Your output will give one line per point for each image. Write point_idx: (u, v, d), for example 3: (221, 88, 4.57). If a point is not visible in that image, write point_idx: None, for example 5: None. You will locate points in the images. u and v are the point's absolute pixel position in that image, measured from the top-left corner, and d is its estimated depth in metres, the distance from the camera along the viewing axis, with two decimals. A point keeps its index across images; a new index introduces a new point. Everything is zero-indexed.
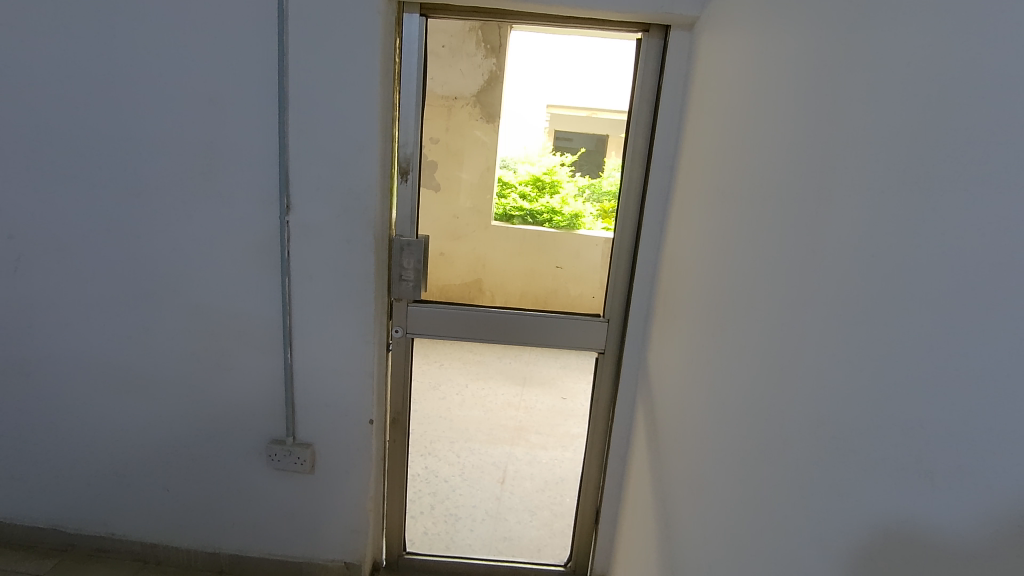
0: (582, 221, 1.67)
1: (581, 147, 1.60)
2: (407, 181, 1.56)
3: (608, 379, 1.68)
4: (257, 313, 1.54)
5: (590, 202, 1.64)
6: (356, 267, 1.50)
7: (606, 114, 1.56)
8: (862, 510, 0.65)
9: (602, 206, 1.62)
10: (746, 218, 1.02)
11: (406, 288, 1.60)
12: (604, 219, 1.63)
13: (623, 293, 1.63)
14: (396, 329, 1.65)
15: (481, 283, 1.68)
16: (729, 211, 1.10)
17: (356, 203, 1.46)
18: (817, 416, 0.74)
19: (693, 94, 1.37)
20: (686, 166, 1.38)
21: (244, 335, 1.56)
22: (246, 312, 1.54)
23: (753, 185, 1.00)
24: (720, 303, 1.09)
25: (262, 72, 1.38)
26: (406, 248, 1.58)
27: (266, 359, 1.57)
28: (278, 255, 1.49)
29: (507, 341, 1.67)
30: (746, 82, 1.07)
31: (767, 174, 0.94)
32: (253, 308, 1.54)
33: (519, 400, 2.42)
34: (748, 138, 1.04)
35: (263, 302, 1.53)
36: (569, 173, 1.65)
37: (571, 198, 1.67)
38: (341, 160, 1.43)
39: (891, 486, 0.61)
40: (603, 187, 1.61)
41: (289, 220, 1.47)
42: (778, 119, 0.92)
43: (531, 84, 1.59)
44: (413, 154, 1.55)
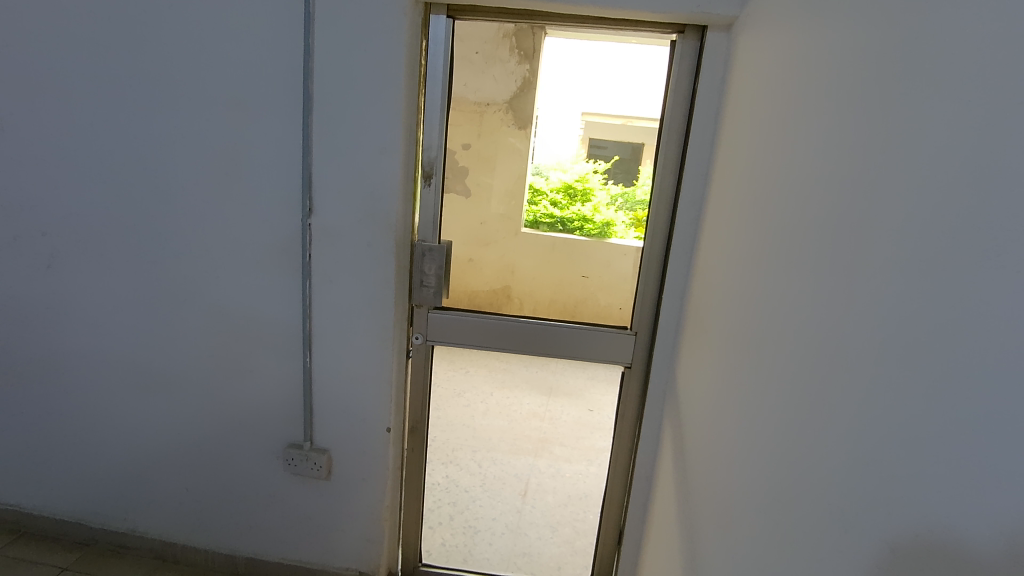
0: (615, 230, 1.61)
1: (614, 155, 1.55)
2: (431, 186, 1.52)
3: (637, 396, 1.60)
4: (279, 316, 1.53)
5: (623, 210, 1.58)
6: (377, 272, 1.47)
7: (642, 122, 1.51)
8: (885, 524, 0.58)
9: (635, 214, 1.55)
10: (781, 227, 0.94)
11: (427, 294, 1.55)
12: (637, 228, 1.55)
13: (652, 306, 1.55)
14: (417, 335, 1.60)
15: (509, 290, 1.66)
16: (764, 221, 1.02)
17: (377, 206, 1.43)
18: (846, 438, 0.67)
19: (730, 97, 1.30)
20: (721, 172, 1.31)
21: (266, 336, 1.55)
22: (269, 315, 1.53)
23: (790, 191, 0.92)
24: (753, 318, 1.01)
25: (286, 74, 1.38)
26: (428, 254, 1.53)
27: (286, 362, 1.56)
28: (300, 258, 1.48)
29: (530, 352, 1.60)
30: (784, 82, 1.00)
31: (805, 178, 0.86)
32: (275, 311, 1.53)
33: (544, 410, 2.66)
34: (786, 142, 0.96)
35: (284, 304, 1.52)
36: (603, 181, 1.59)
37: (604, 206, 1.62)
38: (363, 162, 1.41)
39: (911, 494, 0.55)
40: (636, 196, 1.54)
41: (311, 223, 1.46)
42: (817, 119, 0.85)
43: (565, 89, 1.54)
44: (437, 158, 1.51)
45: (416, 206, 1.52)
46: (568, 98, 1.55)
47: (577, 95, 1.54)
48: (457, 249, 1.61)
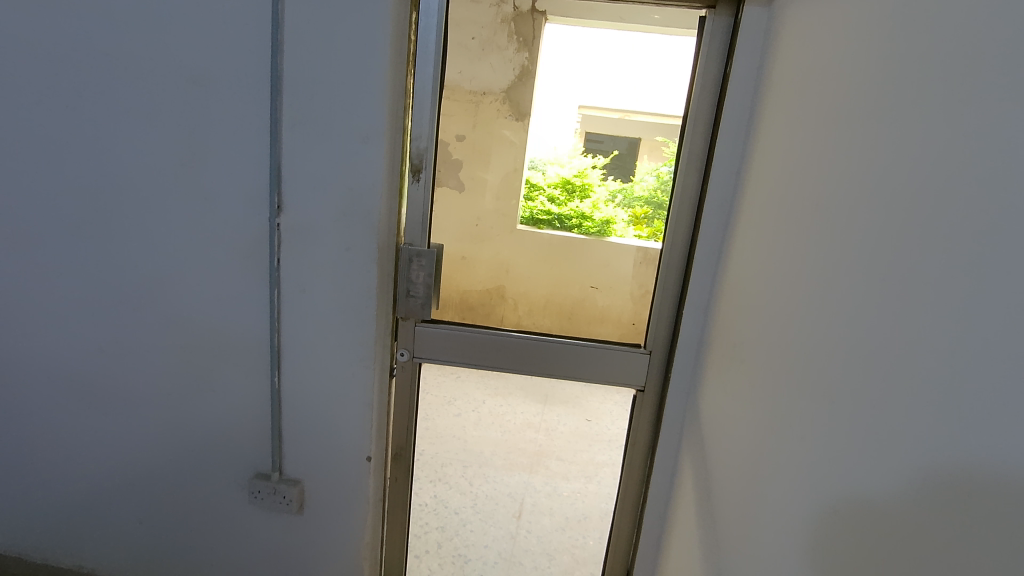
0: (612, 226, 1.81)
1: (612, 149, 1.85)
2: (420, 183, 1.31)
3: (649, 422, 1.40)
4: (242, 329, 1.33)
5: (623, 208, 1.74)
6: (356, 280, 1.27)
7: (640, 116, 1.62)
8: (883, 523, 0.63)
9: (633, 211, 1.68)
10: (846, 242, 0.76)
11: (415, 305, 1.35)
12: (634, 225, 1.65)
13: (669, 323, 1.36)
14: (401, 351, 1.41)
15: (503, 289, 1.73)
16: (819, 231, 0.83)
17: (358, 204, 1.23)
18: (985, 529, 0.51)
19: (771, 84, 1.10)
20: (757, 171, 1.12)
21: (228, 354, 1.35)
22: (231, 327, 1.33)
23: (862, 197, 0.74)
24: (809, 347, 0.82)
25: (251, 48, 1.18)
26: (415, 259, 1.33)
27: (252, 382, 1.36)
28: (267, 264, 1.28)
29: (530, 370, 1.41)
30: (844, 62, 0.82)
31: (887, 179, 0.68)
32: (238, 323, 1.33)
33: (540, 418, 2.62)
34: (851, 136, 0.78)
35: (249, 317, 1.32)
36: (601, 177, 1.85)
37: (602, 202, 1.88)
38: (341, 154, 1.21)
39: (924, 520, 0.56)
40: (636, 192, 1.66)
41: (280, 222, 1.25)
42: (905, 102, 0.66)
43: (565, 86, 1.82)
44: (428, 152, 1.30)
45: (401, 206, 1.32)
46: (566, 93, 1.83)
47: (574, 89, 1.82)
48: (455, 246, 1.68)
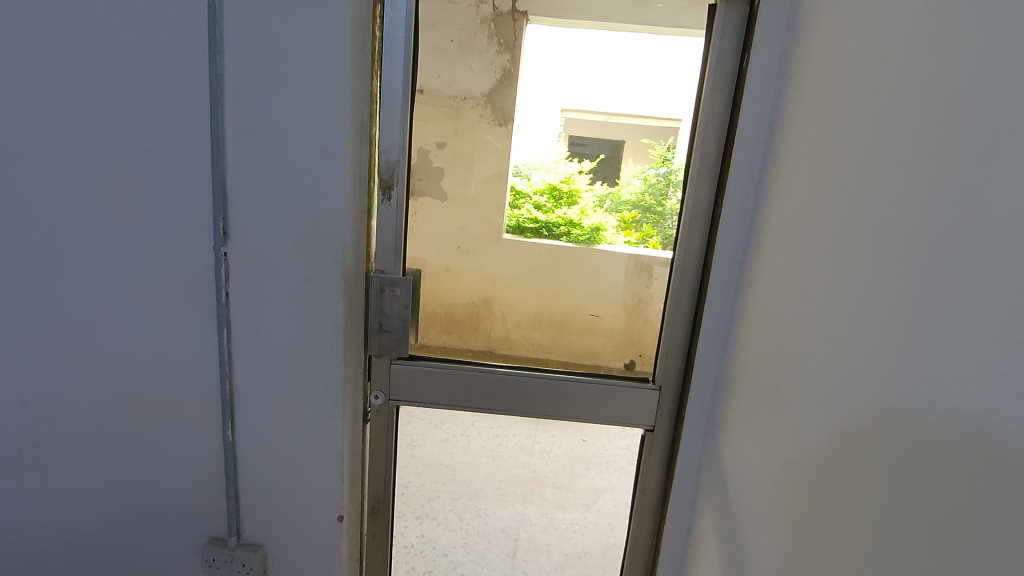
0: (603, 235, 1.36)
1: (598, 154, 1.32)
2: (390, 203, 1.13)
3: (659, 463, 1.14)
4: (187, 375, 1.14)
5: (612, 211, 1.35)
6: (319, 315, 1.09)
7: (624, 119, 1.29)
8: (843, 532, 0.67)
9: (623, 216, 1.33)
10: (903, 275, 0.64)
11: (389, 343, 1.17)
12: (626, 231, 1.31)
13: (681, 355, 1.19)
14: (376, 394, 1.23)
15: (491, 303, 1.34)
16: (868, 253, 0.71)
17: (319, 228, 1.05)
18: None
19: (796, 80, 0.95)
20: (781, 183, 0.97)
21: (172, 406, 1.15)
22: (173, 373, 1.14)
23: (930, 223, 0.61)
24: (859, 392, 0.70)
25: (187, 49, 1.00)
26: (388, 290, 1.15)
27: (201, 438, 1.17)
28: (212, 302, 1.09)
29: (523, 412, 1.24)
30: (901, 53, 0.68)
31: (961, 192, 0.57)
32: (181, 368, 1.14)
33: (533, 443, 2.19)
34: (904, 145, 0.66)
35: (195, 363, 1.13)
36: (589, 182, 1.34)
37: (591, 208, 1.37)
38: (296, 172, 1.03)
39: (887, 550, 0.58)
40: (623, 195, 1.32)
41: (227, 252, 1.07)
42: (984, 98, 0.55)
43: (547, 77, 1.32)
44: (399, 168, 1.12)
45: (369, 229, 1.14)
46: (546, 93, 1.32)
47: (557, 87, 1.32)
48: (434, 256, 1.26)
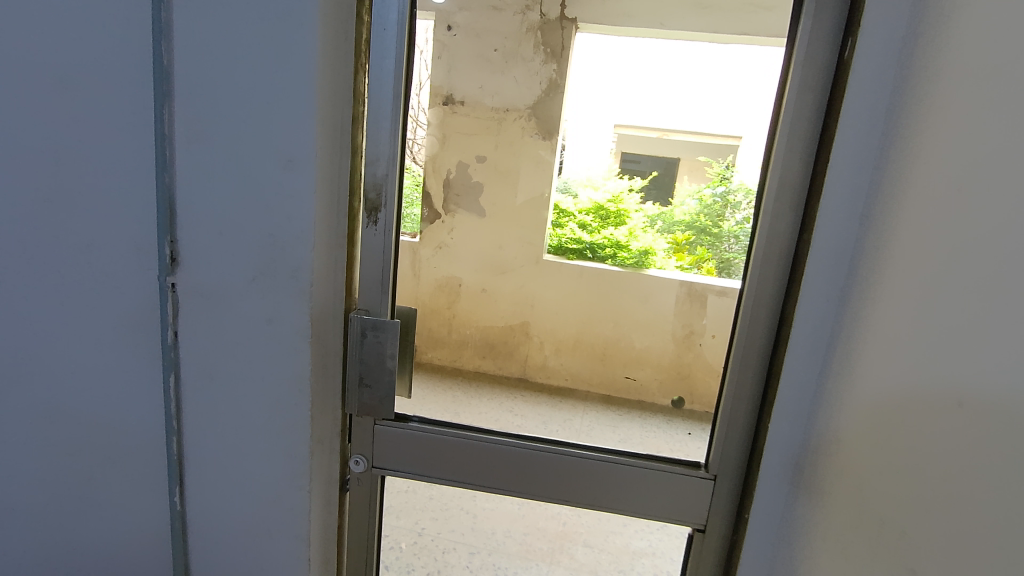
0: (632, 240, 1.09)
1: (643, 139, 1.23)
2: (377, 228, 0.92)
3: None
4: (131, 426, 0.95)
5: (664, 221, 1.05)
6: (281, 364, 0.87)
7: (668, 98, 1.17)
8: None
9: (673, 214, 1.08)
10: None
11: (371, 401, 0.96)
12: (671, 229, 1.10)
13: (744, 441, 0.88)
14: (356, 459, 1.01)
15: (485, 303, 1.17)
16: None
17: (280, 256, 0.84)
18: None
19: (941, 66, 0.63)
20: (907, 220, 0.65)
21: (114, 460, 0.96)
22: (115, 423, 0.95)
23: None
24: None
25: (132, 34, 0.81)
26: (370, 334, 0.93)
27: (145, 502, 0.97)
28: (156, 342, 0.89)
29: (535, 493, 0.98)
30: None
31: None
32: (125, 417, 0.94)
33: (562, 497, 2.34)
34: None
35: (138, 413, 0.94)
36: None
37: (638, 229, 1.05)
38: (256, 186, 0.82)
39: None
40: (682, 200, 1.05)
41: (175, 282, 0.87)
42: None
43: None
44: (388, 184, 0.90)
45: (348, 261, 0.92)
46: None
47: None
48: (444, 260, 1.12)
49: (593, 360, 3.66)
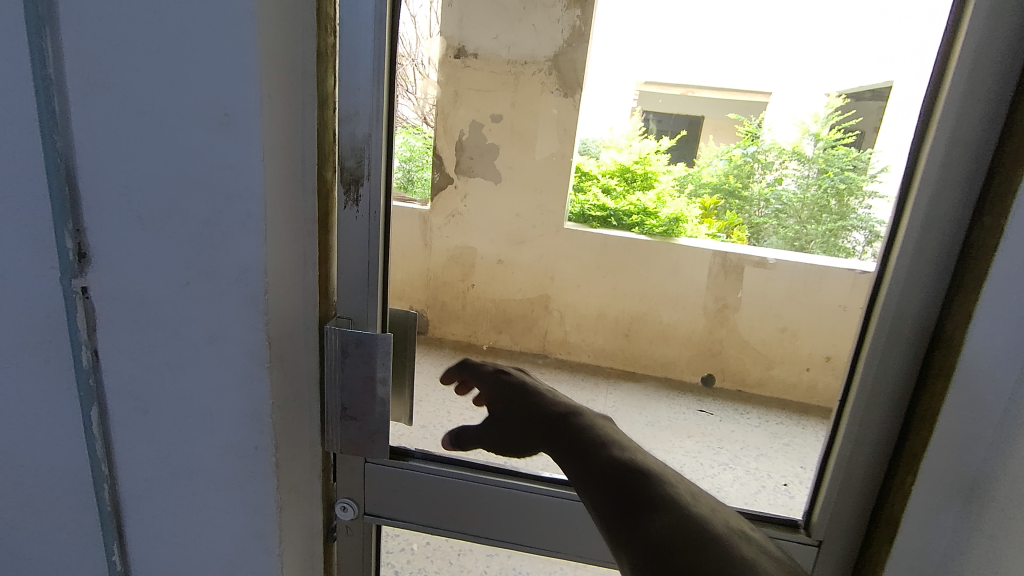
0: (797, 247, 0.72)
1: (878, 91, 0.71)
2: (359, 210, 0.68)
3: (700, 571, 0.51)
4: (47, 472, 0.73)
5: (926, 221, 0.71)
6: (233, 396, 0.65)
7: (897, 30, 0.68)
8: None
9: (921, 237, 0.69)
10: None
11: (358, 437, 0.74)
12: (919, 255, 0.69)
13: (867, 500, 0.64)
14: (343, 504, 0.81)
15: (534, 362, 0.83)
16: None
17: (222, 251, 0.60)
18: None
19: None
20: None
21: (31, 513, 0.75)
22: (27, 468, 0.73)
23: None
24: None
25: None
26: (353, 351, 0.71)
27: (75, 564, 0.76)
28: (68, 368, 0.67)
29: (571, 552, 0.76)
30: None
31: None
32: (38, 461, 0.73)
33: None
34: None
35: (56, 457, 0.72)
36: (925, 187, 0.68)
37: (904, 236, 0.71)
38: (180, 154, 0.58)
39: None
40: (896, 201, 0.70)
41: (86, 289, 0.64)
42: None
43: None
44: (373, 150, 0.66)
45: (321, 255, 0.69)
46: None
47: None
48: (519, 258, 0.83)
49: (617, 335, 3.37)
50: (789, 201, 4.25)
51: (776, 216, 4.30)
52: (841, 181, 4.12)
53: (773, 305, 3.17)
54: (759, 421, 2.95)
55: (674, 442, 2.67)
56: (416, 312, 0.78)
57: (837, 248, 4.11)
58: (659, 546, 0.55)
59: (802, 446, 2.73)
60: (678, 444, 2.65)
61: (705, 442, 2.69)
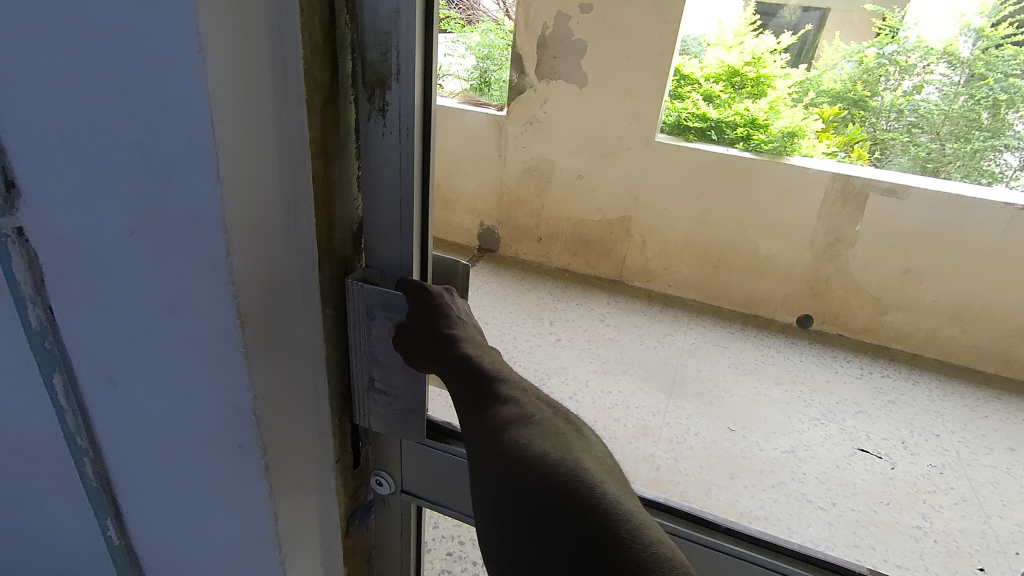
0: None
1: None
2: (387, 125, 0.48)
3: (513, 445, 0.45)
4: (27, 434, 0.62)
5: None
6: (204, 385, 0.49)
7: None
8: (592, 456, 0.46)
9: None
10: None
11: (389, 417, 0.59)
12: None
13: None
14: (380, 482, 0.69)
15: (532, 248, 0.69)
16: None
17: (166, 192, 0.41)
18: None
19: None
20: None
21: (25, 472, 0.66)
22: (11, 426, 0.63)
23: None
24: None
25: None
26: (380, 318, 0.53)
27: (74, 530, 0.68)
28: (17, 326, 0.53)
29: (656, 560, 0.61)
30: None
31: None
32: (17, 420, 0.62)
33: (663, 442, 2.00)
34: None
35: (34, 422, 0.61)
36: None
37: None
38: (86, 37, 0.38)
39: (635, 544, 0.38)
40: None
41: (17, 229, 0.48)
42: None
43: None
44: (402, 35, 0.45)
45: (320, 191, 0.48)
46: None
47: None
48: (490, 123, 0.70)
49: (704, 265, 3.05)
50: (928, 113, 3.53)
51: (907, 130, 3.57)
52: (1001, 90, 3.35)
53: (898, 242, 2.70)
54: (862, 371, 2.62)
55: (760, 388, 2.41)
56: (463, 263, 0.60)
57: (979, 170, 3.46)
58: (494, 436, 0.46)
59: (911, 405, 2.39)
60: (764, 392, 2.39)
61: (795, 392, 2.41)
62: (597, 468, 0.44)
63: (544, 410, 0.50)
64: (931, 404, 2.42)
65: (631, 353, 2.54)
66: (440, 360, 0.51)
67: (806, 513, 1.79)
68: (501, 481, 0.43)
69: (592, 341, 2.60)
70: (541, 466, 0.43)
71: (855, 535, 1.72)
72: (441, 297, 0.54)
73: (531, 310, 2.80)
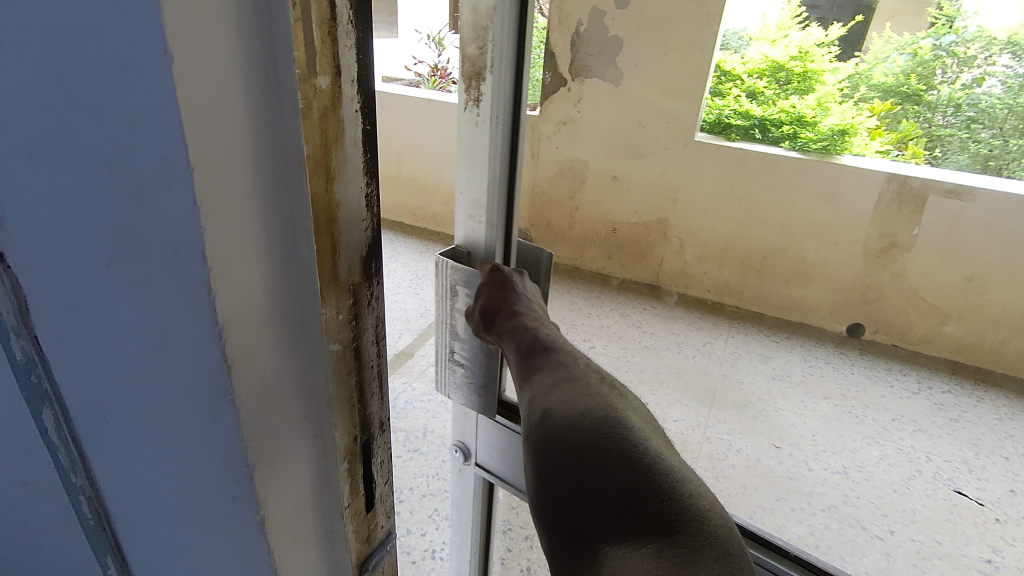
0: None
1: None
2: None
3: (564, 407, 0.63)
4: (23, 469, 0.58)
5: None
6: (194, 433, 0.43)
7: None
8: (631, 415, 0.63)
9: None
10: None
11: (462, 386, 0.84)
12: None
13: None
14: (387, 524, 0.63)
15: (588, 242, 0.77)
16: None
17: (142, 216, 0.35)
18: None
19: None
20: None
21: (24, 508, 0.62)
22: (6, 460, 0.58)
23: None
24: None
25: None
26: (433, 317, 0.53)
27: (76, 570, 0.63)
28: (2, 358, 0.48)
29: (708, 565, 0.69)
30: None
31: None
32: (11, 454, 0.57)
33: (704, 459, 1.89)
34: None
35: (28, 458, 0.56)
36: None
37: None
38: (44, 30, 0.32)
39: (659, 474, 0.53)
40: None
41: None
42: None
43: None
44: (495, 30, 0.62)
45: (319, 214, 0.42)
46: None
47: None
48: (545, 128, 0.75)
49: (746, 269, 2.91)
50: (989, 107, 3.27)
51: (965, 125, 3.28)
52: None
53: (960, 247, 2.51)
54: (920, 385, 2.45)
55: (807, 402, 2.27)
56: (544, 255, 0.81)
57: None
58: (555, 399, 0.64)
59: (976, 424, 2.22)
60: (812, 407, 2.25)
61: (846, 407, 2.26)
62: (634, 423, 0.60)
63: (593, 383, 0.67)
64: (998, 423, 2.24)
65: (668, 363, 2.44)
66: (517, 337, 0.72)
67: (861, 541, 1.66)
68: (554, 433, 0.61)
69: (627, 349, 2.50)
70: (591, 419, 0.60)
71: (916, 568, 1.59)
72: (510, 277, 0.75)
73: (564, 317, 2.71)
